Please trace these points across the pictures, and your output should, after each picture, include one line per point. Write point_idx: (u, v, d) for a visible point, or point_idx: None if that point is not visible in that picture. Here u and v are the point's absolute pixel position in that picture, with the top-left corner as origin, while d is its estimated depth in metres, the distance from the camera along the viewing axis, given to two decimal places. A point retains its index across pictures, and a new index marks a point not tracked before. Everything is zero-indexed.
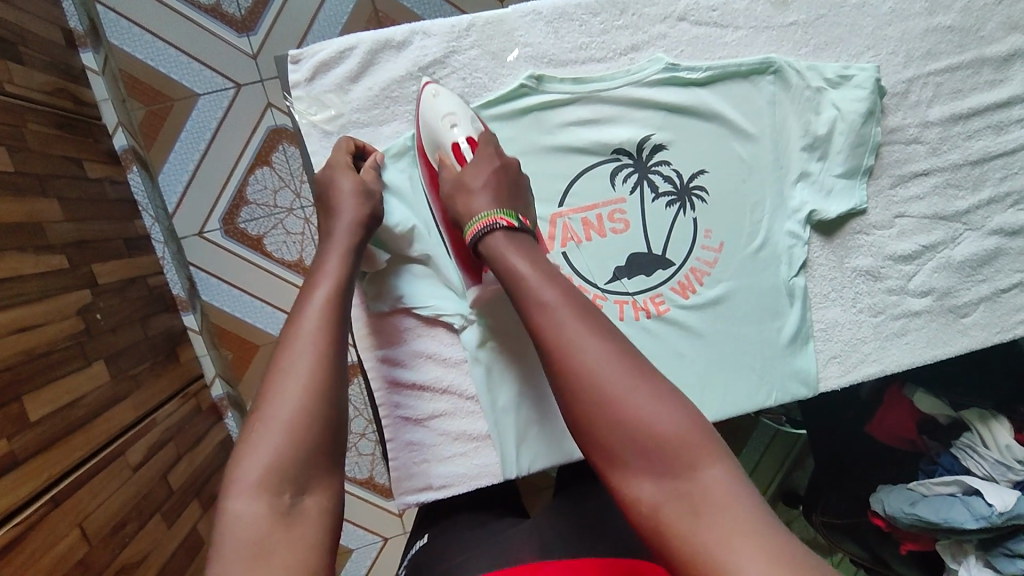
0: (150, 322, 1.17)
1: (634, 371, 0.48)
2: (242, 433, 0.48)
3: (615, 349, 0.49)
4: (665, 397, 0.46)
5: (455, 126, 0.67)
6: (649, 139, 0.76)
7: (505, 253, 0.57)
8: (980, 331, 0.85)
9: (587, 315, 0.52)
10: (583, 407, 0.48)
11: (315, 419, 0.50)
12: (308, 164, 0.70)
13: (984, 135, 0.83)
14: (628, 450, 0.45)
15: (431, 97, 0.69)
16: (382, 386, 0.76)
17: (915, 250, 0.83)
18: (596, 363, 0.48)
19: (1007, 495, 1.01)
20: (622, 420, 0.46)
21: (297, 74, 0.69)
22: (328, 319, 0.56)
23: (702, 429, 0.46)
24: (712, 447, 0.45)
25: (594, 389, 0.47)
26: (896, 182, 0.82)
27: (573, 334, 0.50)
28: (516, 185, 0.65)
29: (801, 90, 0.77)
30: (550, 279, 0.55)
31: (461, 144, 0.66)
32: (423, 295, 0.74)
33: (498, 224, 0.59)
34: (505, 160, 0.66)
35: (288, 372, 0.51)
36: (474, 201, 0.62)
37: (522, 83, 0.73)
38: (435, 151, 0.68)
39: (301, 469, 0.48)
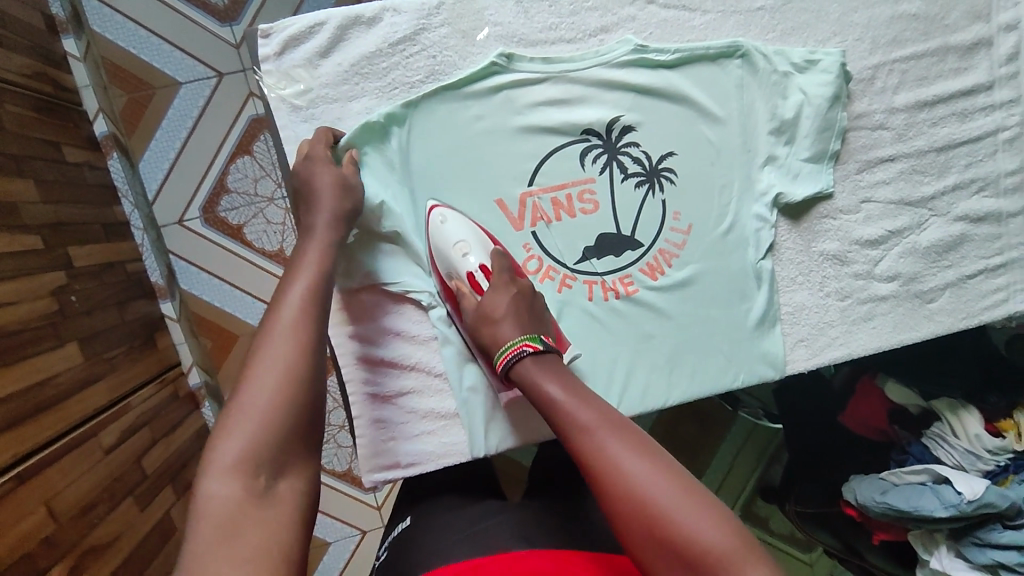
0: (127, 307, 1.17)
1: (671, 481, 0.47)
2: (220, 420, 0.48)
3: (651, 463, 0.48)
4: (705, 507, 0.46)
5: (467, 254, 0.71)
6: (618, 120, 0.77)
7: (538, 378, 0.58)
8: (945, 316, 0.86)
9: (618, 426, 0.51)
10: (626, 530, 0.47)
11: (293, 409, 0.49)
12: (277, 138, 0.71)
13: (949, 122, 0.84)
14: (670, 560, 0.45)
15: (441, 224, 0.72)
16: (352, 362, 0.76)
17: (881, 235, 0.84)
18: (630, 476, 0.47)
19: (977, 483, 1.03)
20: (661, 531, 0.45)
21: (266, 47, 0.69)
22: (308, 307, 0.56)
23: (743, 537, 0.45)
24: (754, 555, 0.44)
25: (635, 511, 0.46)
26: (863, 167, 0.83)
27: (606, 448, 0.50)
28: (535, 309, 0.67)
29: (769, 75, 0.79)
30: (583, 399, 0.54)
31: (476, 272, 0.71)
32: (394, 271, 0.75)
33: (524, 350, 0.61)
34: (519, 284, 0.68)
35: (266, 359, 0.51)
36: (498, 330, 0.65)
37: (493, 60, 0.73)
38: (452, 278, 0.73)
39: (278, 455, 0.47)
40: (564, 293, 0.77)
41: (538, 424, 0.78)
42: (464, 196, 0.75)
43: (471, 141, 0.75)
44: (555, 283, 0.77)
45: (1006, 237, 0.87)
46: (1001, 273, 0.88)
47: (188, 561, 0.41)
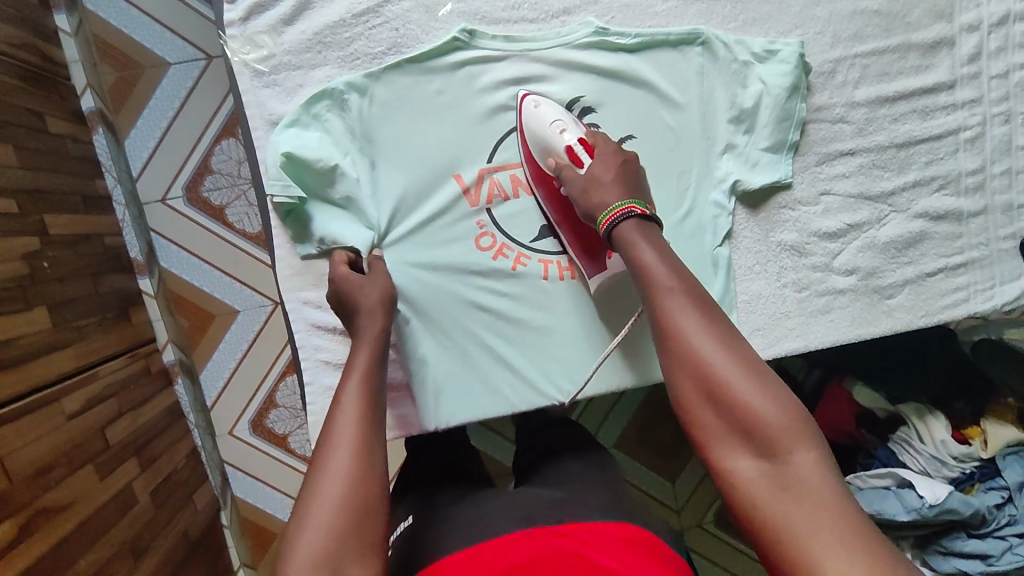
0: (101, 279, 1.18)
1: (744, 364, 0.53)
2: (290, 531, 0.51)
3: (727, 338, 0.54)
4: (772, 390, 0.51)
5: (565, 132, 0.72)
6: (579, 101, 0.78)
7: (633, 239, 0.63)
8: (904, 313, 0.86)
9: (704, 305, 0.57)
10: (693, 386, 0.53)
11: (357, 511, 0.52)
12: (239, 101, 0.73)
13: (910, 118, 0.85)
14: (727, 425, 0.51)
15: (534, 107, 0.75)
16: (303, 327, 0.76)
17: (841, 228, 0.85)
18: (708, 349, 0.53)
19: (939, 487, 1.03)
20: (729, 400, 0.51)
21: (232, 13, 0.72)
22: (364, 411, 0.58)
23: (802, 421, 0.50)
24: (808, 439, 0.49)
25: (705, 373, 0.53)
26: (822, 159, 0.84)
27: (690, 322, 0.55)
28: (638, 178, 0.69)
29: (728, 63, 0.80)
30: (674, 269, 0.60)
31: (575, 146, 0.71)
32: (338, 232, 0.73)
33: (632, 212, 0.64)
34: (625, 155, 0.70)
35: (327, 472, 0.53)
36: (605, 194, 0.67)
37: (455, 36, 0.75)
38: (548, 157, 0.74)
39: (341, 556, 0.49)
40: (517, 269, 0.79)
41: (489, 400, 0.79)
42: (422, 167, 0.76)
43: (431, 114, 0.76)
44: (509, 260, 0.79)
45: (967, 237, 0.88)
46: (961, 272, 0.88)
47: None
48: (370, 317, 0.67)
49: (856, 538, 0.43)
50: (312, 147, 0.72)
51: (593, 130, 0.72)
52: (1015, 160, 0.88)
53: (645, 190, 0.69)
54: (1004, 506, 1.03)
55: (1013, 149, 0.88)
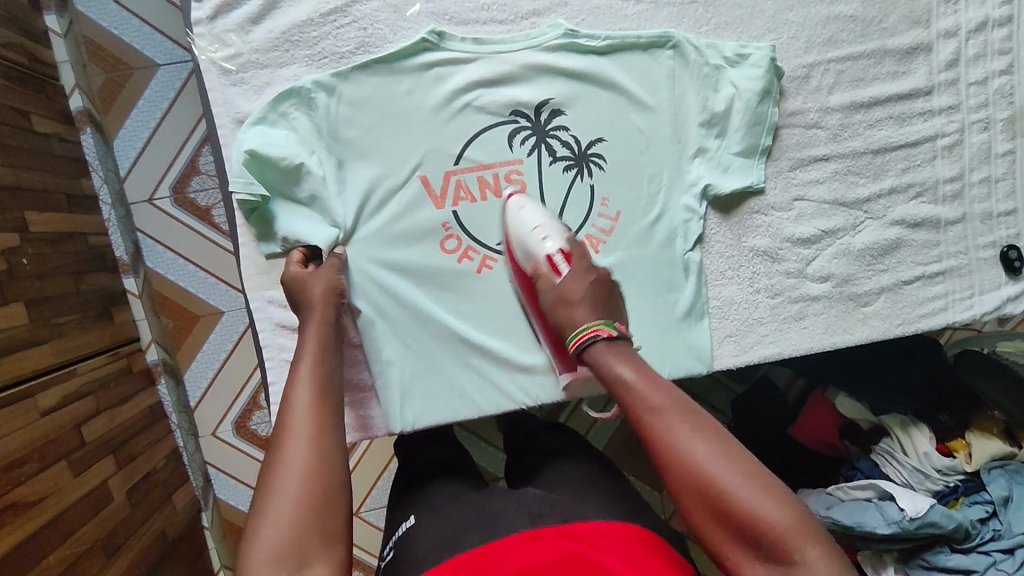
0: (84, 278, 1.19)
1: (738, 471, 0.50)
2: (251, 525, 0.49)
3: (716, 445, 0.51)
4: (771, 493, 0.49)
5: (545, 239, 0.72)
6: (548, 102, 0.78)
7: (607, 360, 0.60)
8: (880, 321, 0.85)
9: (686, 410, 0.54)
10: (698, 511, 0.50)
11: (319, 498, 0.51)
12: (206, 99, 0.73)
13: (886, 124, 0.85)
14: (739, 542, 0.49)
15: (518, 209, 0.75)
16: (268, 325, 0.76)
17: (815, 234, 0.84)
18: (699, 467, 0.50)
19: (920, 501, 1.01)
20: (731, 517, 0.49)
21: (200, 12, 0.72)
22: (318, 400, 0.58)
23: (806, 517, 0.48)
24: (816, 534, 0.47)
25: (704, 496, 0.50)
26: (796, 165, 0.84)
27: (675, 438, 0.52)
28: (612, 297, 0.67)
29: (700, 66, 0.80)
30: (649, 380, 0.57)
31: (555, 256, 0.70)
32: (303, 230, 0.73)
33: (599, 335, 0.62)
34: (598, 273, 0.69)
35: (283, 462, 0.53)
36: (575, 312, 0.66)
37: (423, 36, 0.75)
38: (528, 260, 0.73)
39: (304, 548, 0.49)
40: (483, 273, 0.79)
41: (456, 403, 0.78)
42: (390, 168, 0.76)
43: (398, 113, 0.76)
44: (474, 263, 0.79)
45: (944, 245, 0.87)
46: (939, 281, 0.87)
47: None
48: (315, 309, 0.67)
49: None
50: (276, 144, 0.72)
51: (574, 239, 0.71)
52: (994, 169, 0.87)
53: (616, 306, 0.67)
54: (988, 521, 1.00)
55: (993, 157, 0.87)
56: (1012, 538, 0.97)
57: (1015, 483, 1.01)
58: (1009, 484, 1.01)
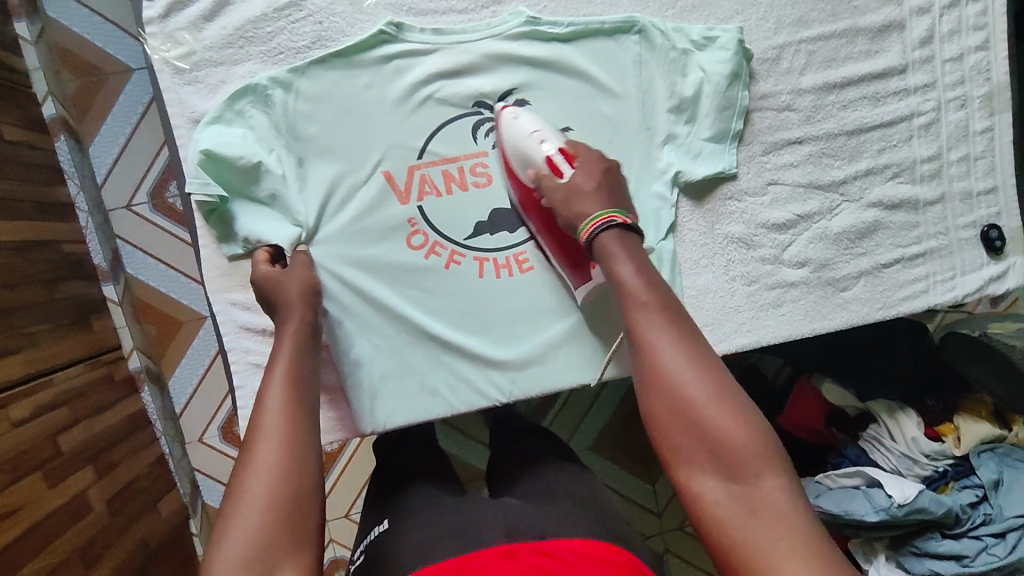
0: (57, 286, 1.16)
1: (717, 383, 0.51)
2: (219, 528, 0.48)
3: (698, 354, 0.53)
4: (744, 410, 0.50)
5: (544, 141, 0.71)
6: (512, 93, 0.77)
7: (614, 253, 0.61)
8: (860, 306, 0.83)
9: (677, 319, 0.55)
10: (664, 408, 0.51)
11: (289, 501, 0.50)
12: (160, 99, 0.72)
13: (860, 105, 0.83)
14: (695, 447, 0.49)
15: (513, 119, 0.73)
16: (232, 328, 0.74)
17: (790, 218, 0.82)
18: (679, 366, 0.52)
19: (908, 487, 1.00)
20: (696, 420, 0.49)
21: (151, 11, 0.71)
22: (293, 402, 0.56)
23: (768, 444, 0.48)
24: (775, 462, 0.48)
25: (674, 394, 0.51)
26: (769, 149, 0.82)
27: (667, 340, 0.54)
28: (619, 186, 0.69)
29: (666, 51, 0.78)
30: (651, 283, 0.59)
31: (554, 155, 0.70)
32: (263, 230, 0.72)
33: (614, 221, 0.63)
34: (606, 164, 0.69)
35: (256, 466, 0.51)
36: (586, 202, 0.66)
37: (381, 29, 0.73)
38: (527, 169, 0.72)
39: (274, 548, 0.47)
40: (451, 269, 0.77)
41: (427, 402, 0.77)
42: (352, 164, 0.75)
43: (358, 109, 0.74)
44: (442, 259, 0.77)
45: (924, 226, 0.85)
46: (919, 263, 0.85)
47: None
48: (289, 313, 0.65)
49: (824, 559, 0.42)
50: (233, 143, 0.70)
51: (573, 139, 0.71)
52: (972, 147, 0.86)
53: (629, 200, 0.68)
54: (978, 505, 1.00)
55: (970, 135, 0.85)
56: (1003, 522, 0.97)
57: (1004, 466, 1.02)
58: (998, 467, 1.01)
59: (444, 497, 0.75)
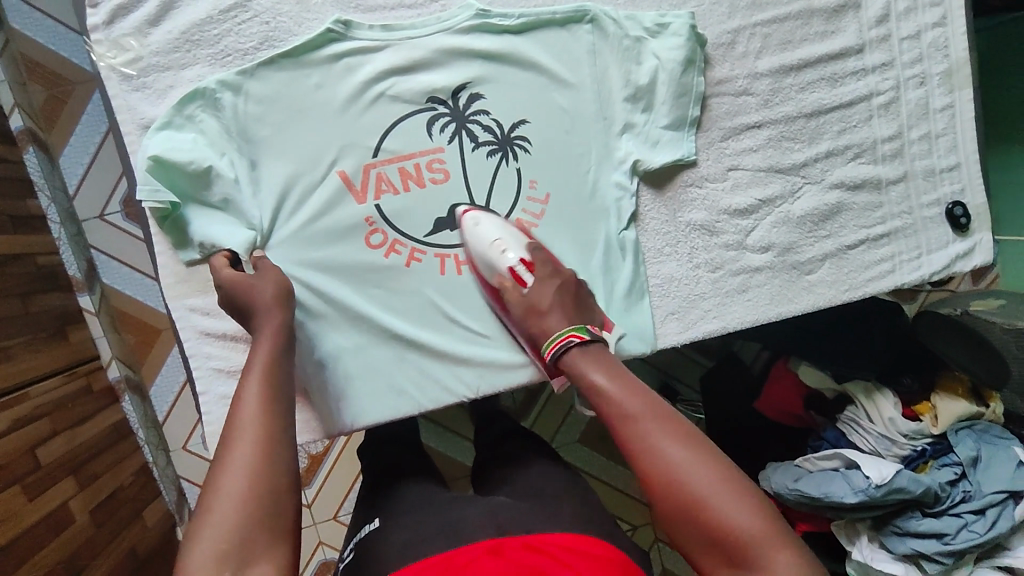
0: (32, 300, 1.13)
1: (712, 473, 0.47)
2: (192, 522, 0.46)
3: (684, 448, 0.49)
4: (740, 494, 0.46)
5: (506, 251, 0.72)
6: (465, 87, 0.76)
7: (581, 366, 0.58)
8: (826, 288, 0.83)
9: (657, 413, 0.51)
10: (669, 513, 0.48)
11: (266, 495, 0.48)
12: (110, 107, 0.71)
13: (818, 87, 0.83)
14: (708, 548, 0.46)
15: (474, 225, 0.74)
16: (193, 334, 0.74)
17: (751, 204, 0.82)
18: (667, 468, 0.48)
19: (886, 468, 0.99)
20: (700, 522, 0.46)
21: (95, 17, 0.70)
22: (270, 395, 0.54)
23: (776, 523, 0.45)
24: (787, 539, 0.44)
25: (672, 499, 0.47)
26: (727, 134, 0.82)
27: (653, 437, 0.50)
28: (581, 300, 0.68)
29: (620, 39, 0.78)
30: (621, 384, 0.55)
31: (518, 266, 0.71)
32: (217, 234, 0.71)
33: (572, 341, 0.61)
34: (563, 275, 0.70)
35: (227, 460, 0.49)
36: (547, 320, 0.66)
37: (329, 27, 0.73)
38: (493, 276, 0.73)
39: (246, 546, 0.45)
40: (412, 266, 0.77)
41: (393, 400, 0.77)
42: (306, 165, 0.74)
43: (309, 109, 0.74)
44: (403, 257, 0.77)
45: (887, 206, 0.85)
46: (884, 243, 0.85)
47: None
48: (270, 310, 0.63)
49: None
50: (183, 148, 0.70)
51: (533, 247, 0.72)
52: (934, 124, 0.85)
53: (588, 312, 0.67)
54: (957, 483, 0.99)
55: (931, 113, 0.85)
56: (982, 498, 0.96)
57: (982, 442, 1.00)
58: (976, 444, 0.99)
59: (415, 496, 0.75)
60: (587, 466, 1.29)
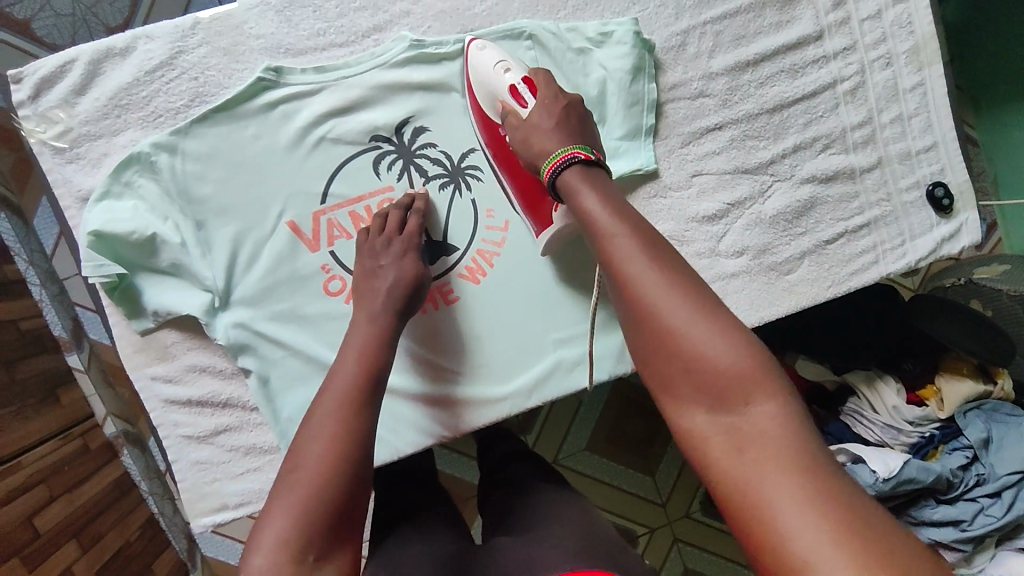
0: (19, 366, 0.98)
1: (695, 306, 0.45)
2: (263, 507, 0.47)
3: (673, 281, 0.47)
4: (724, 331, 0.44)
5: (507, 71, 0.67)
6: (409, 122, 0.74)
7: (580, 189, 0.56)
8: (808, 287, 0.80)
9: (651, 242, 0.50)
10: (645, 344, 0.46)
11: (339, 473, 0.49)
12: (46, 182, 0.70)
13: (778, 80, 0.79)
14: (681, 381, 0.44)
15: (479, 50, 0.70)
16: (158, 404, 0.73)
17: (720, 209, 0.79)
18: (654, 295, 0.46)
19: (893, 459, 0.94)
20: (679, 355, 0.44)
21: (19, 93, 0.68)
22: (366, 363, 0.57)
23: (761, 363, 0.43)
24: (772, 382, 0.42)
25: (650, 323, 0.46)
26: (687, 140, 0.79)
27: (638, 267, 0.48)
28: (583, 120, 0.63)
29: (562, 52, 0.75)
30: (619, 211, 0.53)
31: (519, 85, 0.66)
32: (170, 301, 0.70)
33: (575, 158, 0.58)
34: (568, 101, 0.64)
35: (314, 430, 0.51)
36: (547, 139, 0.60)
37: (259, 76, 0.70)
38: (494, 101, 0.68)
39: (324, 529, 0.46)
40: None
41: None
42: (253, 221, 0.72)
43: (249, 162, 0.71)
44: None
45: (864, 195, 0.81)
46: (864, 234, 0.81)
47: None
48: (368, 299, 0.64)
49: (817, 498, 0.36)
50: (123, 219, 0.68)
51: (538, 71, 0.66)
52: (905, 105, 0.81)
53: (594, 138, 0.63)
54: (970, 467, 0.95)
55: (901, 93, 0.81)
56: (997, 481, 0.91)
57: (992, 422, 0.95)
58: (987, 424, 0.95)
59: None
60: (598, 472, 1.23)
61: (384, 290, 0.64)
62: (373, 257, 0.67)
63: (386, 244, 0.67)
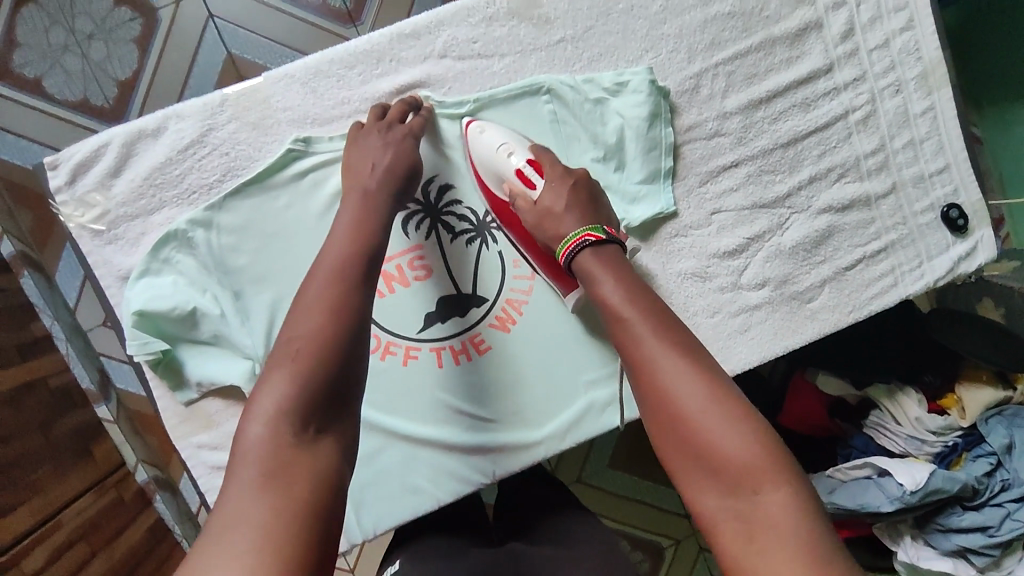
0: (52, 426, 0.87)
1: (709, 392, 0.49)
2: (261, 373, 0.48)
3: (690, 366, 0.50)
4: (738, 418, 0.47)
5: (512, 155, 0.72)
6: (433, 181, 0.77)
7: (597, 273, 0.61)
8: (830, 314, 0.81)
9: (667, 327, 0.54)
10: (660, 424, 0.50)
11: (334, 343, 0.50)
12: (87, 263, 0.72)
13: (791, 114, 0.81)
14: (693, 465, 0.47)
15: (479, 133, 0.73)
16: (204, 471, 0.73)
17: (740, 243, 0.80)
18: (672, 380, 0.50)
19: (919, 471, 0.93)
20: (694, 438, 0.48)
21: (57, 179, 0.71)
22: (356, 243, 0.59)
23: (773, 451, 0.46)
24: (783, 471, 0.45)
25: (665, 404, 0.50)
26: (705, 179, 0.80)
27: (654, 350, 0.52)
28: (594, 197, 0.69)
29: (580, 104, 0.77)
30: (635, 297, 0.57)
31: (525, 168, 0.71)
32: (214, 371, 0.71)
33: (587, 241, 0.63)
34: (576, 177, 0.70)
35: (306, 304, 0.52)
36: (563, 221, 0.67)
37: (289, 147, 0.72)
38: (502, 182, 0.73)
39: (325, 413, 0.47)
40: (410, 364, 0.76)
41: (412, 500, 0.75)
42: (288, 287, 0.73)
43: (281, 230, 0.73)
44: (399, 356, 0.76)
45: (880, 221, 0.83)
46: (882, 258, 0.83)
47: (230, 490, 0.42)
48: (358, 181, 0.67)
49: None
50: (164, 294, 0.70)
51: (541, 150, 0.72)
52: (916, 130, 0.83)
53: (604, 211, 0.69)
54: (995, 473, 0.93)
55: (911, 119, 0.83)
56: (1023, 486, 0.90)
57: (1014, 427, 0.95)
58: (1009, 430, 0.94)
59: None
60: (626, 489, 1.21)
61: (373, 177, 0.67)
62: (369, 144, 0.70)
63: (386, 132, 0.71)
